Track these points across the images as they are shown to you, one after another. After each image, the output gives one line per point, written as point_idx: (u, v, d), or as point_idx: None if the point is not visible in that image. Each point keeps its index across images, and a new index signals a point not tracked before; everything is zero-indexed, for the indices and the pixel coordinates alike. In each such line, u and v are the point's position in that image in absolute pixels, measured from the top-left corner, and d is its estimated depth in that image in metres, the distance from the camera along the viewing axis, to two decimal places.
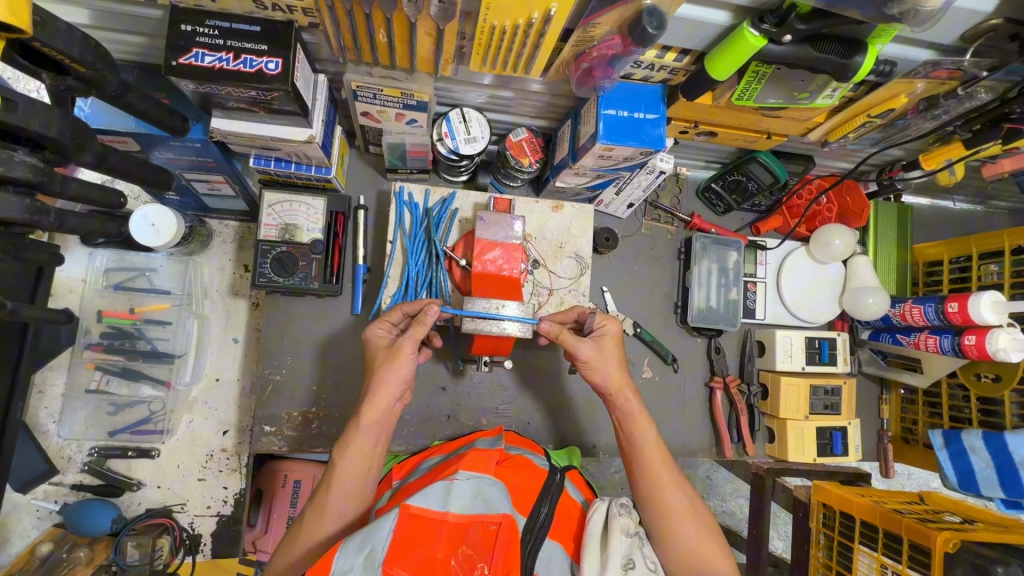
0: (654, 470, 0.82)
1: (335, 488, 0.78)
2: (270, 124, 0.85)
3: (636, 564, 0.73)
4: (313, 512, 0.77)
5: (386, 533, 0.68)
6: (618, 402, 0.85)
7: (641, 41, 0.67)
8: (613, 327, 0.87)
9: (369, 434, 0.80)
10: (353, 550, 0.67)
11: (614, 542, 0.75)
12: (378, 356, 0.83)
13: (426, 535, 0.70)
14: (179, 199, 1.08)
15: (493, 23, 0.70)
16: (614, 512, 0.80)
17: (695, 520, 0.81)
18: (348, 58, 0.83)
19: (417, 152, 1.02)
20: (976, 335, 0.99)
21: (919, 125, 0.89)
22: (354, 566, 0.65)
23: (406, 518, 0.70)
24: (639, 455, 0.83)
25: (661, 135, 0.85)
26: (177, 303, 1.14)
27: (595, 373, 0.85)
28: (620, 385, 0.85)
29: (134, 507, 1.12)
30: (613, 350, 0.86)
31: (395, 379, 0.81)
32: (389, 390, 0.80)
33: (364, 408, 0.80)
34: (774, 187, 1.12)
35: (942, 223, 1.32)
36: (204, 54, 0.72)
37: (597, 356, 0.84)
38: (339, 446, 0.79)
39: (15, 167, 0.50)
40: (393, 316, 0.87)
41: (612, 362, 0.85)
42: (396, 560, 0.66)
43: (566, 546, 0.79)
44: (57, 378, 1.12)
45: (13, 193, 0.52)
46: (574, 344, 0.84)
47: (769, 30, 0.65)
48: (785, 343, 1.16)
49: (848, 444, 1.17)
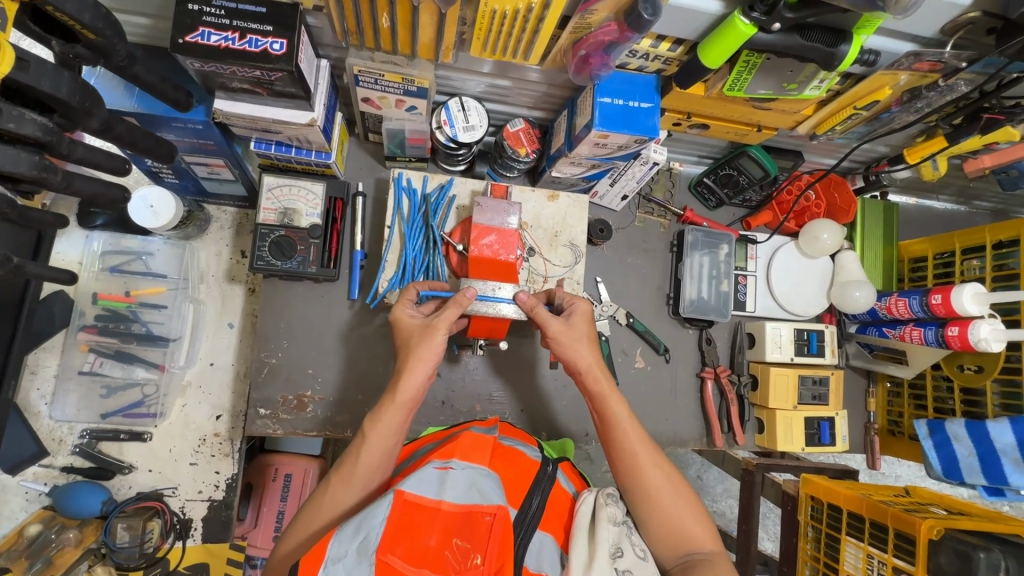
0: (630, 443, 0.83)
1: (365, 456, 0.79)
2: (274, 106, 0.86)
3: (624, 552, 0.74)
4: (339, 482, 0.78)
5: (380, 521, 0.70)
6: (588, 376, 0.87)
7: (637, 27, 0.70)
8: (582, 305, 0.91)
9: (402, 411, 0.81)
10: (348, 537, 0.68)
11: (602, 532, 0.76)
12: (413, 335, 0.84)
13: (420, 524, 0.72)
14: (178, 181, 1.08)
15: (494, 8, 0.72)
16: (601, 503, 0.81)
17: (675, 494, 0.82)
18: (351, 43, 0.85)
19: (416, 140, 1.04)
20: (959, 326, 1.02)
21: (903, 119, 0.92)
22: (348, 552, 0.67)
23: (401, 505, 0.72)
24: (613, 430, 0.84)
25: (655, 124, 0.88)
26: (175, 287, 1.15)
27: (567, 349, 0.87)
28: (590, 361, 0.87)
29: (125, 491, 1.11)
30: (584, 327, 0.89)
31: (432, 355, 0.83)
32: (430, 367, 0.83)
33: (400, 387, 0.81)
34: (764, 182, 1.16)
35: (928, 221, 1.36)
36: (210, 33, 0.74)
37: (565, 332, 0.87)
38: (372, 418, 0.81)
39: (25, 125, 0.51)
40: (411, 296, 0.90)
41: (582, 337, 0.88)
42: (390, 547, 0.68)
43: (556, 535, 0.80)
44: (50, 361, 1.12)
45: (22, 150, 0.53)
46: (544, 318, 0.87)
47: (759, 18, 0.67)
48: (774, 334, 1.19)
49: (836, 434, 1.19)
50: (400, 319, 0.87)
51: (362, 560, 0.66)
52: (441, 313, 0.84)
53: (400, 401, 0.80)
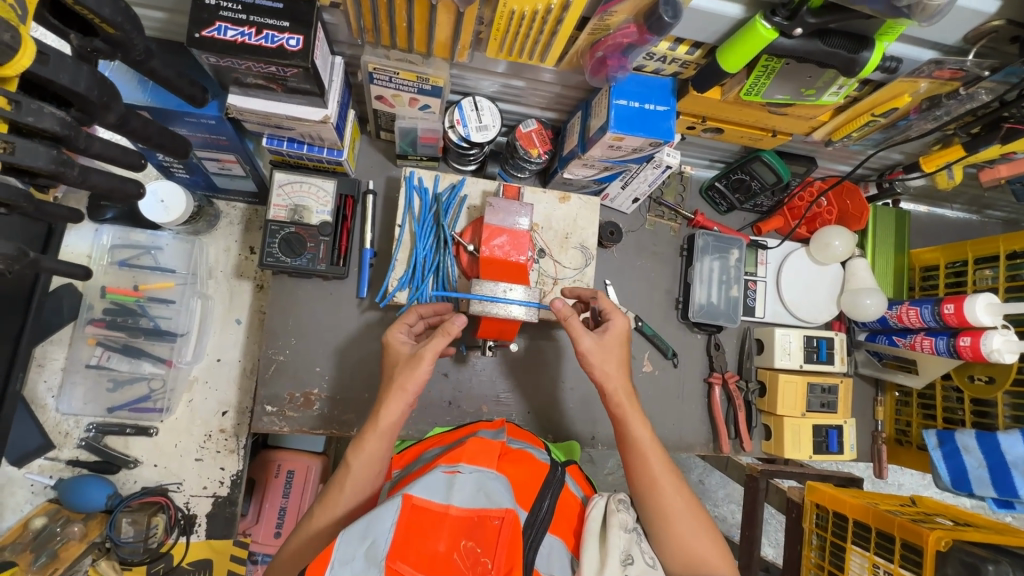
0: (653, 468, 0.83)
1: (348, 486, 0.81)
2: (288, 102, 0.86)
3: (634, 560, 0.74)
4: (323, 508, 0.80)
5: (389, 526, 0.69)
6: (620, 396, 0.85)
7: (657, 29, 0.69)
8: (618, 321, 0.88)
9: (384, 440, 0.82)
10: (355, 539, 0.68)
11: (613, 538, 0.76)
12: (398, 364, 0.84)
13: (428, 529, 0.71)
14: (188, 176, 1.08)
15: (513, 8, 0.72)
16: (613, 508, 0.80)
17: (692, 518, 0.81)
18: (367, 40, 0.84)
19: (428, 138, 1.03)
20: (971, 337, 1.01)
21: (921, 127, 0.91)
22: (356, 555, 0.66)
23: (409, 510, 0.71)
24: (636, 449, 0.84)
25: (671, 127, 0.87)
26: (183, 282, 1.15)
27: (596, 366, 0.85)
28: (622, 381, 0.85)
29: (130, 485, 1.11)
30: (616, 347, 0.87)
31: (413, 387, 0.81)
32: (412, 396, 0.82)
33: (380, 416, 0.81)
34: (777, 187, 1.15)
35: (941, 229, 1.35)
36: (227, 28, 0.73)
37: (600, 349, 0.85)
38: (353, 447, 0.82)
39: (44, 118, 0.51)
40: (410, 319, 0.90)
41: (617, 356, 0.86)
42: (400, 554, 0.67)
43: (566, 539, 0.80)
44: (57, 353, 1.11)
45: (41, 143, 0.52)
46: (578, 334, 0.85)
47: (781, 22, 0.67)
48: (783, 341, 1.18)
49: (843, 442, 1.18)
50: (392, 343, 0.87)
51: (370, 566, 0.66)
52: (428, 342, 0.81)
53: (381, 429, 0.81)
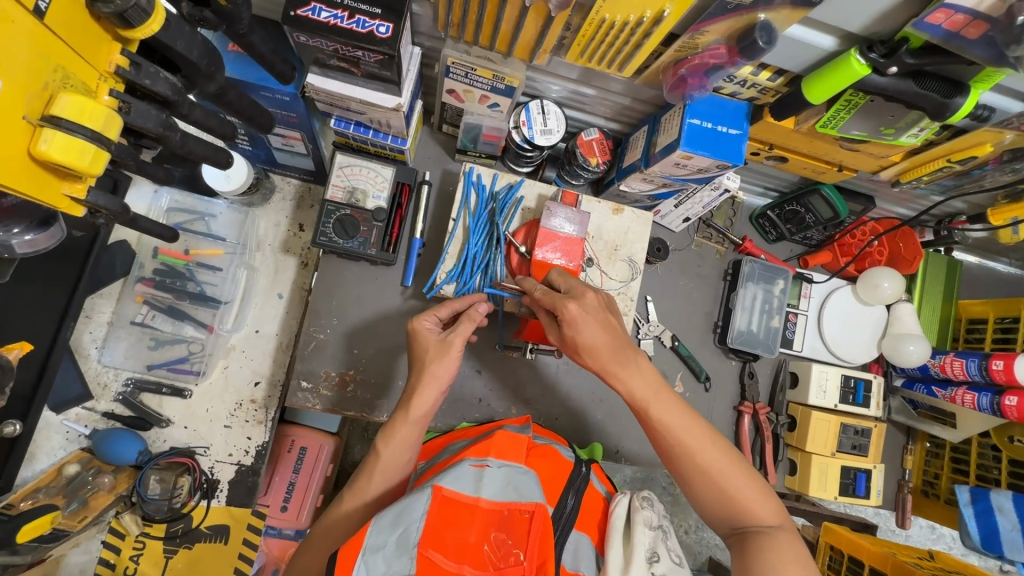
0: (673, 432, 0.76)
1: (378, 474, 0.81)
2: (363, 87, 0.87)
3: (660, 558, 0.75)
4: (351, 497, 0.81)
5: (419, 515, 0.69)
6: (611, 375, 0.76)
7: (748, 53, 0.69)
8: (574, 308, 0.74)
9: (415, 428, 0.82)
10: (387, 527, 0.67)
11: (638, 535, 0.76)
12: (428, 351, 0.83)
13: (458, 520, 0.72)
14: (251, 149, 1.09)
15: (605, 17, 0.72)
16: (637, 506, 0.81)
17: (730, 474, 0.76)
18: (450, 35, 0.85)
19: (491, 136, 1.04)
20: (1018, 397, 0.99)
21: (995, 176, 0.91)
22: (388, 542, 0.66)
23: (439, 501, 0.71)
24: (654, 426, 0.77)
25: (740, 151, 0.86)
26: (231, 252, 1.18)
27: (581, 357, 0.77)
28: (606, 360, 0.75)
29: (159, 444, 1.13)
30: (595, 332, 0.75)
31: (444, 374, 0.82)
32: (443, 385, 0.83)
33: (413, 405, 0.81)
34: (831, 223, 1.14)
35: (991, 282, 1.32)
36: (321, 10, 0.75)
37: (570, 341, 0.77)
38: (383, 437, 0.82)
39: (158, 82, 0.58)
40: (440, 311, 0.87)
41: (594, 334, 0.75)
42: (431, 542, 0.68)
43: (591, 536, 0.80)
44: (105, 307, 1.14)
45: (153, 107, 0.60)
46: (550, 335, 0.81)
47: (877, 59, 0.66)
48: (821, 377, 1.16)
49: (871, 487, 1.17)
50: (419, 331, 0.85)
51: (401, 553, 0.66)
52: (456, 328, 0.83)
53: (412, 419, 0.81)
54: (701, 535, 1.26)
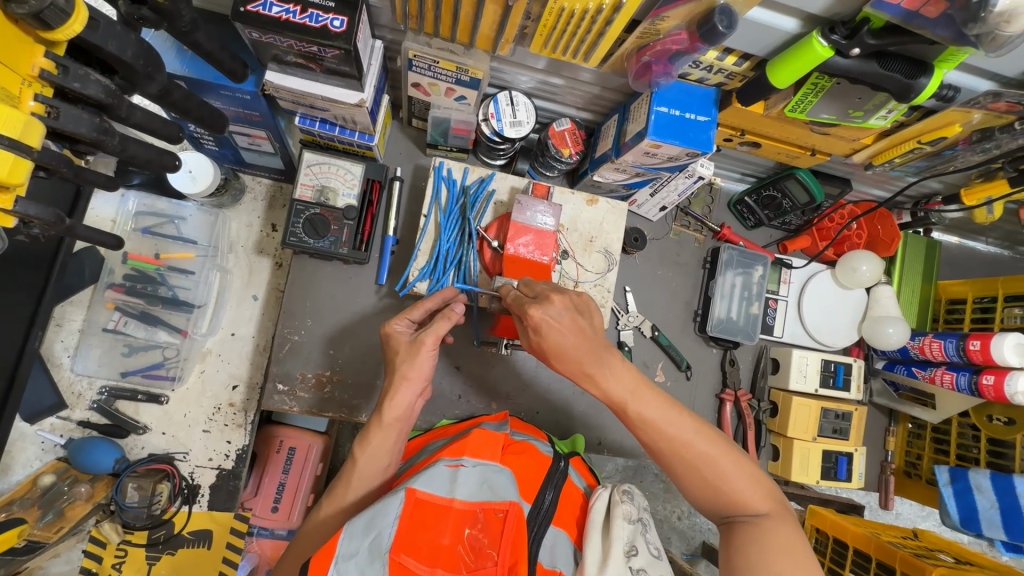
0: (654, 428, 0.76)
1: (355, 480, 0.80)
2: (324, 83, 0.85)
3: (639, 552, 0.73)
4: (330, 504, 0.80)
5: (393, 519, 0.68)
6: (586, 375, 0.75)
7: (709, 38, 0.67)
8: (540, 313, 0.73)
9: (390, 433, 0.80)
10: (359, 533, 0.67)
11: (616, 529, 0.76)
12: (399, 352, 0.81)
13: (432, 522, 0.70)
14: (217, 149, 1.07)
15: (563, 5, 0.70)
16: (615, 500, 0.81)
17: (716, 464, 0.75)
18: (410, 27, 0.83)
19: (460, 130, 1.02)
20: (996, 375, 0.99)
21: (968, 156, 0.90)
22: (360, 549, 0.66)
23: (412, 504, 0.70)
24: (636, 422, 0.77)
25: (710, 138, 0.85)
26: (203, 254, 1.16)
27: (554, 361, 0.76)
28: (577, 362, 0.74)
29: (137, 451, 1.12)
30: (567, 336, 0.73)
31: (417, 376, 0.81)
32: (419, 386, 0.81)
33: (387, 407, 0.80)
34: (807, 208, 1.13)
35: (970, 261, 1.32)
36: (272, 4, 0.72)
37: (538, 345, 0.76)
38: (359, 441, 0.81)
39: (89, 86, 0.56)
40: (413, 313, 0.86)
41: (564, 337, 0.73)
42: (403, 547, 0.67)
43: (570, 531, 0.79)
44: (75, 314, 1.12)
45: (84, 111, 0.58)
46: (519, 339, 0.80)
47: (839, 41, 0.65)
48: (801, 363, 1.16)
49: (853, 470, 1.17)
50: (391, 334, 0.84)
51: (374, 559, 0.65)
52: (428, 328, 0.81)
53: (386, 422, 0.80)
54: (694, 520, 1.28)
